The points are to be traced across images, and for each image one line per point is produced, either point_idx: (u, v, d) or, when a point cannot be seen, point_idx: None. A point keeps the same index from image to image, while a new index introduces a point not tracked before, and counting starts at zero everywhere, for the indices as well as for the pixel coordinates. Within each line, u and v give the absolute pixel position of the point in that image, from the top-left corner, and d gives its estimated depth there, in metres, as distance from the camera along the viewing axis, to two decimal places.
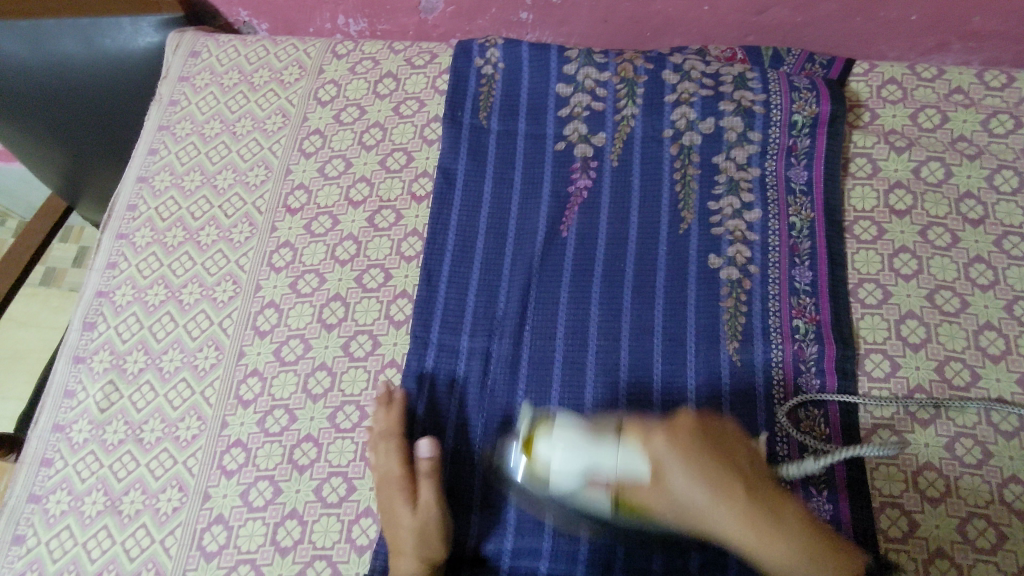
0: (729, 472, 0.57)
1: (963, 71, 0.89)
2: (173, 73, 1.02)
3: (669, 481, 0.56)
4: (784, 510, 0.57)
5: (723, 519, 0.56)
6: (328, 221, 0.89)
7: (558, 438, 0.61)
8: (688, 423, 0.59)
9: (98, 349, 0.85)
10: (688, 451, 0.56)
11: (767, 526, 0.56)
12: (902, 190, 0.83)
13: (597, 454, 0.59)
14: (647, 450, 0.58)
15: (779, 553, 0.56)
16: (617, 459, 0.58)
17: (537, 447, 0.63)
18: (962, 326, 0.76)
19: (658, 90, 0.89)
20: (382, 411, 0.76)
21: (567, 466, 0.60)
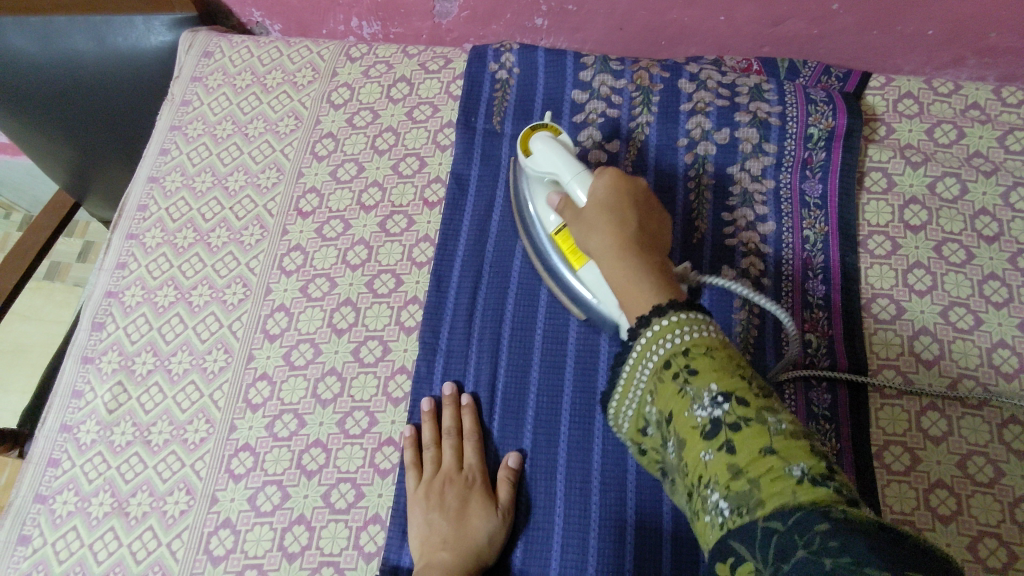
0: (627, 213, 0.67)
1: (980, 87, 0.89)
2: (186, 73, 1.02)
3: (594, 186, 0.70)
4: (653, 275, 0.61)
5: (600, 240, 0.66)
6: (339, 225, 0.89)
7: (550, 141, 0.76)
8: (632, 182, 0.70)
9: (107, 349, 0.85)
10: (612, 184, 0.69)
11: (629, 265, 0.63)
12: (917, 205, 0.83)
13: (562, 167, 0.74)
14: (593, 185, 0.71)
15: (636, 288, 0.61)
16: (576, 177, 0.72)
17: (534, 143, 0.77)
18: (976, 344, 0.76)
19: (673, 99, 0.89)
20: (449, 411, 0.77)
21: (542, 162, 0.75)
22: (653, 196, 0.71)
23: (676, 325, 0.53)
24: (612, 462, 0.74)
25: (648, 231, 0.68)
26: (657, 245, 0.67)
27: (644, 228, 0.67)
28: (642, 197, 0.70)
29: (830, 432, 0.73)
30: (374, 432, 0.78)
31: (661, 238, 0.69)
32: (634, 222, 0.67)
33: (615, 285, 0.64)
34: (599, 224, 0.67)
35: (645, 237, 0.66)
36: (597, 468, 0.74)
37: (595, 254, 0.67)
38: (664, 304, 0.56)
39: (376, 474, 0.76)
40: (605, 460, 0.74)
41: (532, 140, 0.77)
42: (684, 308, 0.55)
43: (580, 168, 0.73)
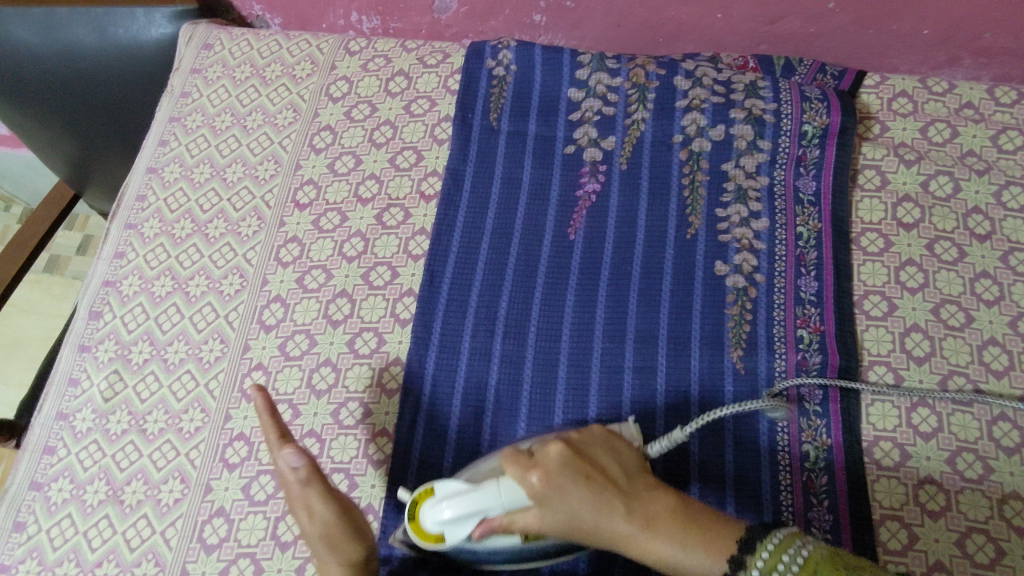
0: (606, 488, 0.57)
1: (974, 87, 0.89)
2: (185, 65, 1.02)
3: (551, 495, 0.56)
4: (688, 530, 0.55)
5: (615, 526, 0.56)
6: (336, 218, 0.89)
7: (443, 496, 0.61)
8: (556, 449, 0.59)
9: (104, 338, 0.85)
10: (569, 471, 0.57)
11: (671, 548, 0.55)
12: (910, 203, 0.84)
13: (479, 497, 0.58)
14: (523, 484, 0.57)
15: (685, 559, 0.54)
16: (500, 496, 0.58)
17: (426, 517, 0.61)
18: (967, 341, 0.77)
19: (669, 96, 0.90)
20: (267, 416, 0.62)
21: (455, 520, 0.59)
22: (574, 441, 0.61)
23: (779, 568, 0.51)
24: None
25: (618, 479, 0.59)
26: (640, 476, 0.60)
27: (617, 481, 0.58)
28: (580, 457, 0.59)
29: (820, 428, 0.73)
30: (367, 423, 0.78)
31: (624, 462, 0.61)
32: (622, 490, 0.58)
33: (637, 556, 0.56)
34: (571, 514, 0.56)
35: (624, 481, 0.59)
36: None
37: (616, 545, 0.57)
38: (740, 570, 0.53)
39: (369, 465, 0.76)
40: None
41: (427, 522, 0.61)
42: (756, 548, 0.53)
43: (499, 479, 0.58)
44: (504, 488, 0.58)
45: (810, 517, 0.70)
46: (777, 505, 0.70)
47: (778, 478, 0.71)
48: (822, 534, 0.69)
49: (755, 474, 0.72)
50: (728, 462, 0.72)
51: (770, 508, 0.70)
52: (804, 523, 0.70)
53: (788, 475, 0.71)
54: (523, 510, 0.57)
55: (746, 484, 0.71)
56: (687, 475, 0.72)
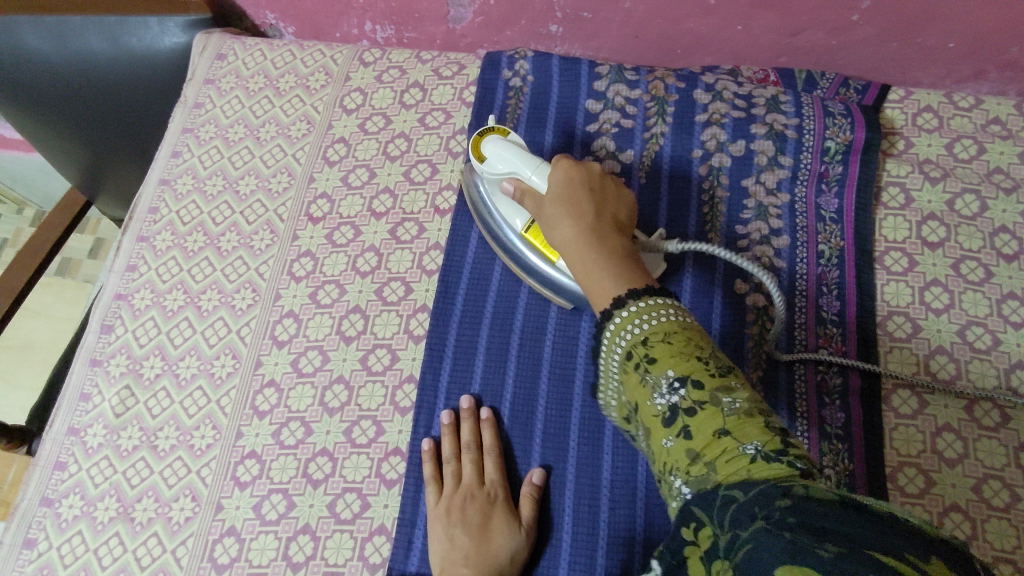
0: (585, 201, 0.67)
1: (1001, 102, 0.87)
2: (199, 75, 1.02)
3: (551, 179, 0.70)
4: (618, 264, 0.62)
5: (564, 230, 0.66)
6: (350, 232, 0.88)
7: (503, 142, 0.76)
8: (591, 171, 0.71)
9: (115, 352, 0.85)
10: (570, 178, 0.69)
11: (592, 259, 0.63)
12: (935, 222, 0.82)
13: (518, 164, 0.74)
14: (549, 175, 0.71)
15: (602, 289, 0.61)
16: (534, 173, 0.72)
17: (486, 144, 0.77)
18: (994, 364, 0.75)
19: (689, 109, 0.88)
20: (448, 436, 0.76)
21: (496, 159, 0.76)
22: (609, 176, 0.72)
23: (637, 312, 0.57)
24: (621, 480, 0.73)
25: (608, 212, 0.68)
26: (620, 229, 0.68)
27: (605, 210, 0.68)
28: (597, 184, 0.70)
29: (842, 452, 0.72)
30: (381, 441, 0.77)
31: (624, 216, 0.69)
32: (598, 212, 0.67)
33: (583, 280, 0.64)
34: (552, 211, 0.68)
35: (607, 221, 0.67)
36: (607, 485, 0.73)
37: (561, 248, 0.67)
38: (626, 294, 0.59)
39: (382, 484, 0.75)
40: (614, 478, 0.73)
41: (483, 143, 0.77)
42: (643, 296, 0.58)
43: (539, 161, 0.73)
44: (541, 169, 0.72)
45: None
46: None
47: None
48: None
49: None
50: None
51: None
52: None
53: None
54: (534, 193, 0.72)
55: None
56: None
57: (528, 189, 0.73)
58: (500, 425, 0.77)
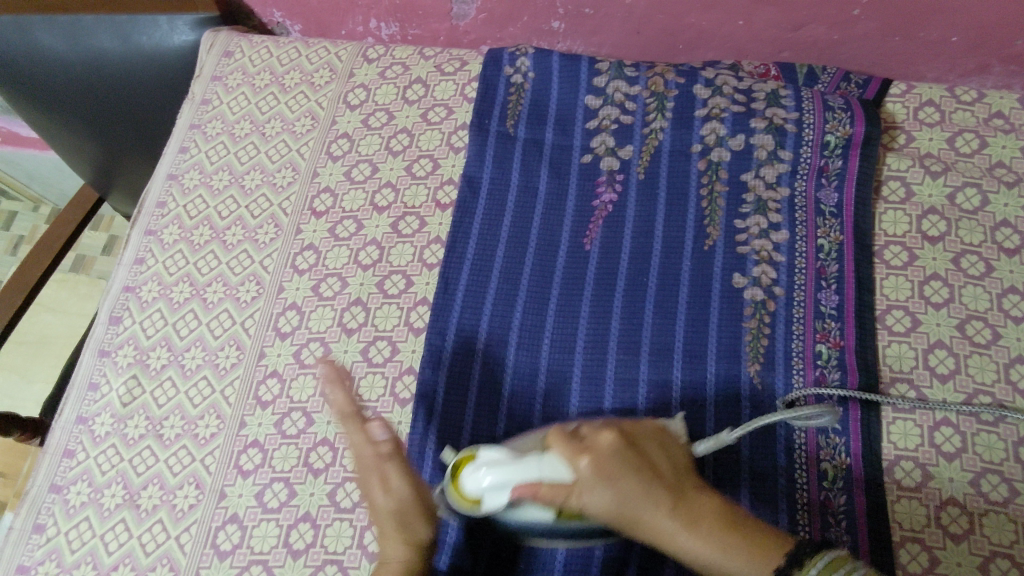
0: (646, 472, 0.57)
1: (1004, 96, 0.87)
2: (207, 72, 1.04)
3: (589, 500, 0.56)
4: (740, 539, 0.53)
5: (669, 537, 0.55)
6: (352, 226, 0.89)
7: (485, 462, 0.60)
8: (606, 439, 0.59)
9: (123, 343, 0.87)
10: (615, 459, 0.57)
11: (693, 539, 0.54)
12: (936, 216, 0.81)
13: (522, 470, 0.58)
14: (570, 464, 0.57)
15: (721, 567, 0.53)
16: (540, 469, 0.57)
17: (467, 486, 0.61)
18: (993, 359, 0.74)
19: (688, 105, 0.88)
20: (336, 386, 0.65)
21: (496, 483, 0.59)
22: (631, 432, 0.61)
23: None
24: None
25: (665, 467, 0.59)
26: (690, 474, 0.59)
27: (667, 472, 0.58)
28: (632, 449, 0.59)
29: (839, 445, 0.72)
30: None
31: (675, 457, 0.61)
32: (664, 474, 0.58)
33: (667, 546, 0.55)
34: (594, 504, 0.56)
35: (672, 478, 0.58)
36: None
37: (652, 539, 0.56)
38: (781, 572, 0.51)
39: None
40: None
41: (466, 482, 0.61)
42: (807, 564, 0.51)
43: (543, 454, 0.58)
44: (546, 460, 0.58)
45: (828, 538, 0.68)
46: (793, 524, 0.69)
47: (795, 496, 0.70)
48: None
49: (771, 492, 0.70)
50: (744, 477, 0.71)
51: (786, 526, 0.69)
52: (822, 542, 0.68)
53: (805, 493, 0.70)
54: (557, 484, 0.57)
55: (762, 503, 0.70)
56: None
57: (551, 495, 0.57)
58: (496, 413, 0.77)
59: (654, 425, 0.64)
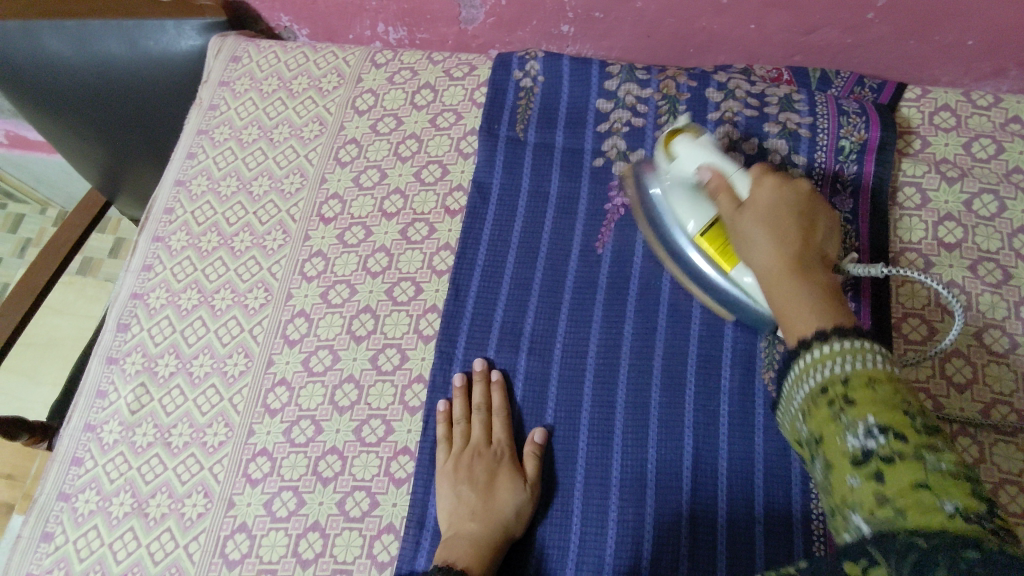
0: (794, 229, 0.61)
1: (1021, 100, 0.86)
2: (214, 77, 1.03)
3: (759, 191, 0.65)
4: (829, 300, 0.55)
5: (766, 259, 0.60)
6: (361, 232, 0.89)
7: (697, 142, 0.72)
8: (801, 189, 0.65)
9: (131, 350, 0.86)
10: (785, 189, 0.64)
11: (790, 287, 0.57)
12: (952, 223, 0.80)
13: (723, 161, 0.70)
14: (755, 184, 0.65)
15: (794, 304, 0.56)
16: (735, 170, 0.68)
17: (676, 142, 0.74)
18: (1011, 368, 0.73)
19: (700, 109, 0.87)
20: (460, 399, 0.78)
21: (690, 157, 0.72)
22: (818, 197, 0.66)
23: (837, 348, 0.50)
24: (630, 480, 0.72)
25: (815, 243, 0.62)
26: (827, 265, 0.61)
27: (813, 239, 0.61)
28: (807, 202, 0.64)
29: None
30: (390, 441, 0.77)
31: (829, 246, 0.63)
32: (795, 229, 0.61)
33: (770, 296, 0.59)
34: (746, 225, 0.63)
35: (815, 258, 0.60)
36: (615, 486, 0.72)
37: (760, 274, 0.61)
38: (827, 330, 0.52)
39: (391, 483, 0.76)
40: (623, 478, 0.73)
41: (674, 141, 0.74)
42: (845, 334, 0.51)
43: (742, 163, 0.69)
44: (742, 174, 0.67)
45: None
46: (808, 535, 0.68)
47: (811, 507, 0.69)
48: None
49: (786, 503, 0.69)
50: (758, 487, 0.71)
51: (801, 538, 0.68)
52: None
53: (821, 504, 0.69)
54: (733, 194, 0.67)
55: (776, 514, 0.69)
56: (715, 499, 0.71)
57: (725, 188, 0.67)
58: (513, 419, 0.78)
59: (841, 238, 0.67)
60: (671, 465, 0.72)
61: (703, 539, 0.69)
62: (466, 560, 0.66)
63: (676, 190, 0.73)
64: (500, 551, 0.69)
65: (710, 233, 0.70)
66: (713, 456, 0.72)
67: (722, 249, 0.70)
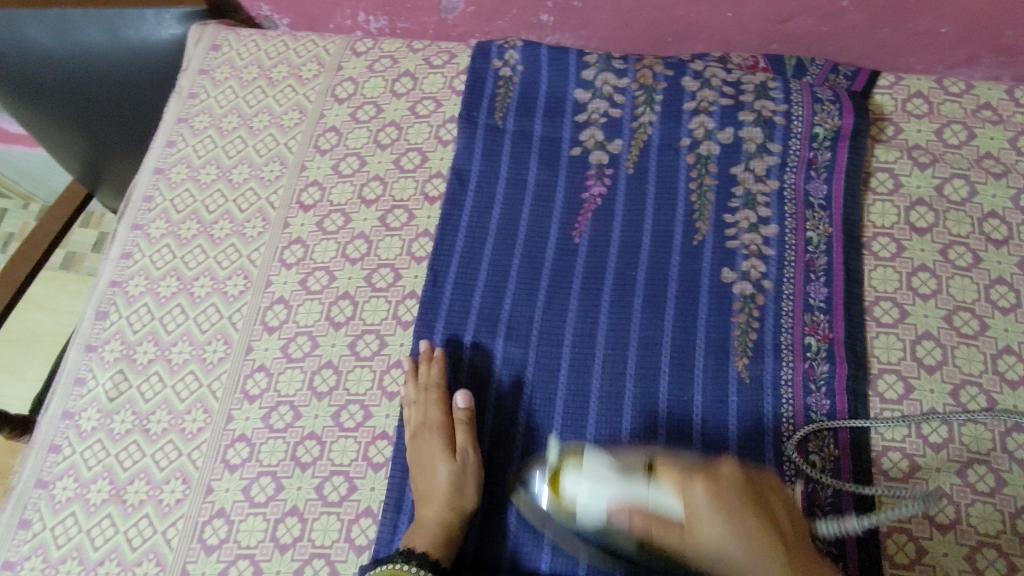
0: (758, 535, 0.53)
1: (993, 87, 0.87)
2: (194, 66, 1.03)
3: (697, 526, 0.53)
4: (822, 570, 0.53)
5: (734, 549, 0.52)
6: (340, 219, 0.89)
7: (584, 472, 0.59)
8: (730, 476, 0.56)
9: (110, 338, 0.86)
10: (722, 500, 0.53)
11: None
12: (924, 208, 0.81)
13: (636, 492, 0.56)
14: (682, 494, 0.54)
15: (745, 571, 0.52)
16: (650, 494, 0.55)
17: (563, 481, 0.60)
18: (981, 349, 0.74)
19: (677, 97, 0.88)
20: (410, 379, 0.77)
21: (589, 500, 0.58)
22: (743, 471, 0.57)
23: None
24: None
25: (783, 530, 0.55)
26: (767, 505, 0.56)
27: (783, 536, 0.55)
28: (747, 492, 0.55)
29: (827, 438, 0.72)
30: (368, 426, 0.78)
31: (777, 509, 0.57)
32: (775, 546, 0.53)
33: None
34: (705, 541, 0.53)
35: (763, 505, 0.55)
36: None
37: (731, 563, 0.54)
38: None
39: (369, 468, 0.76)
40: None
41: (562, 484, 0.60)
42: None
43: (649, 472, 0.56)
44: (651, 485, 0.56)
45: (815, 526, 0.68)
46: None
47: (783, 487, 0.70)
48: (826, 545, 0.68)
49: None
50: None
51: None
52: None
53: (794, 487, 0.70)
54: (665, 518, 0.54)
55: None
56: None
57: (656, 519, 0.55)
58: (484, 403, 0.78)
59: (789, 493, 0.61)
60: None
61: None
62: (429, 545, 0.69)
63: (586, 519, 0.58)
64: (458, 527, 0.71)
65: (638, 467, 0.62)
66: (687, 440, 0.73)
67: None
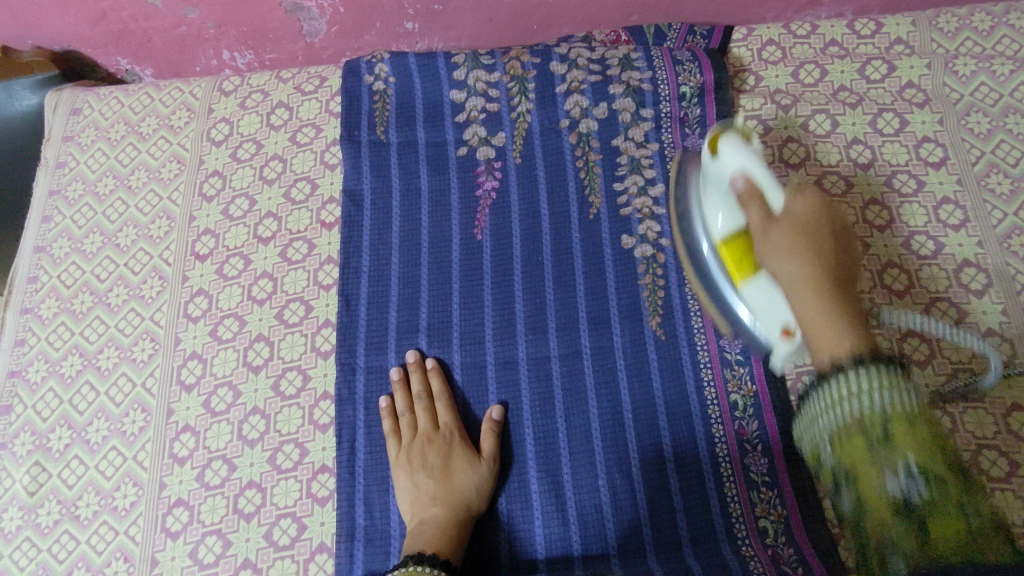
0: (824, 241, 0.59)
1: (835, 24, 0.93)
2: (56, 134, 0.98)
3: (793, 208, 0.60)
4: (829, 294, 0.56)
5: (788, 267, 0.58)
6: (240, 263, 0.87)
7: (747, 146, 0.65)
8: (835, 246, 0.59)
9: (18, 432, 0.82)
10: (819, 216, 0.60)
11: (815, 301, 0.55)
12: (795, 145, 0.86)
13: (757, 168, 0.63)
14: (788, 201, 0.61)
15: (816, 317, 0.55)
16: (766, 178, 0.63)
17: (723, 143, 0.66)
18: (867, 268, 0.79)
19: (548, 82, 0.90)
20: (399, 390, 0.78)
21: (732, 162, 0.64)
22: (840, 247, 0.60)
23: (862, 384, 0.49)
24: (544, 449, 0.75)
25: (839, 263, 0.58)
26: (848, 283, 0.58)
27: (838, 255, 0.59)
28: (829, 243, 0.59)
29: (744, 376, 0.75)
30: (307, 462, 0.77)
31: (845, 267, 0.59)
32: (832, 256, 0.58)
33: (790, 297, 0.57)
34: (778, 237, 0.59)
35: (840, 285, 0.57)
36: (532, 458, 0.75)
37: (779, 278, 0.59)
38: (851, 359, 0.50)
39: (315, 504, 0.75)
40: (538, 449, 0.75)
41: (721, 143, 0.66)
42: (867, 363, 0.50)
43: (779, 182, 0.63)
44: (784, 199, 0.61)
45: (747, 461, 0.72)
46: (714, 455, 0.73)
47: (713, 432, 0.73)
48: (760, 477, 0.71)
49: (690, 434, 0.73)
50: (663, 426, 0.74)
51: (707, 460, 0.72)
52: (742, 465, 0.72)
53: (720, 426, 0.73)
54: (765, 205, 0.61)
55: (684, 448, 0.73)
56: (627, 450, 0.74)
57: (750, 199, 0.62)
58: (454, 400, 0.78)
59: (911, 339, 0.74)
60: (582, 430, 0.75)
61: (621, 488, 0.72)
62: (434, 546, 0.67)
63: (715, 185, 0.67)
64: (466, 530, 0.70)
65: (739, 237, 0.64)
66: (617, 409, 0.75)
67: (739, 259, 0.65)
